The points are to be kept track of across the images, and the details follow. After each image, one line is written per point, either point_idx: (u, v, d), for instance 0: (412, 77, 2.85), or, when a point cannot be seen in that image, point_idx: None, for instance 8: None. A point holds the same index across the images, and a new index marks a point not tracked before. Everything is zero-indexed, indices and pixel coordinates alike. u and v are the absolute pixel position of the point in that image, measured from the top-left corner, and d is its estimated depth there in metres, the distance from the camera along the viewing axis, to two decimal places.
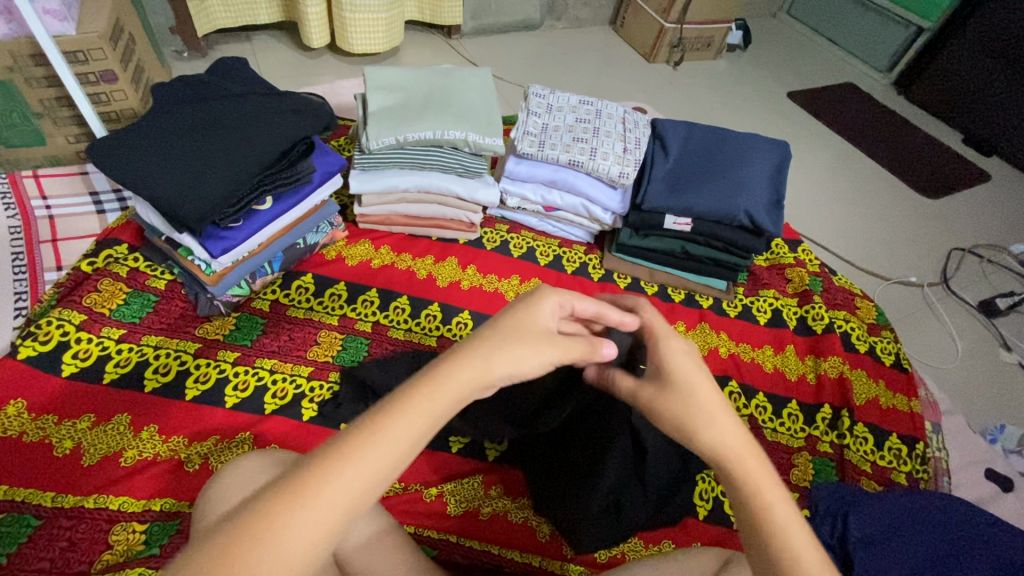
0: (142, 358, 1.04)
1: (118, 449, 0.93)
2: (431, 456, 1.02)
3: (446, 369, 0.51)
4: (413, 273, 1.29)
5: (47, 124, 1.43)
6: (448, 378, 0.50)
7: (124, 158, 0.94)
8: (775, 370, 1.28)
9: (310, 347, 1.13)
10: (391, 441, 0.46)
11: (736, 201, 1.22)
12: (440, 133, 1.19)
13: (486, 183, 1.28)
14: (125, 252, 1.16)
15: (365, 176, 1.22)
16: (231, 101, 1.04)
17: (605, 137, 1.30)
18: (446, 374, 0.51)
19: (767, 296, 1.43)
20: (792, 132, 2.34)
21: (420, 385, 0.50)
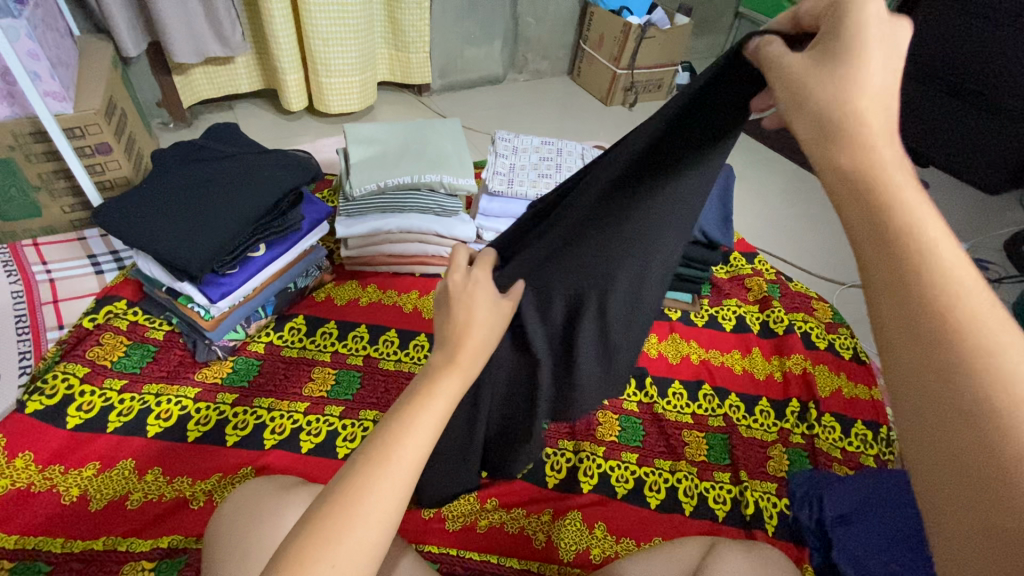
0: (143, 406, 1.09)
1: (125, 493, 0.97)
2: None
3: (430, 391, 0.52)
4: (400, 308, 1.37)
5: (44, 196, 1.51)
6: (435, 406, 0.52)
7: (136, 219, 1.04)
8: (743, 372, 1.38)
9: (306, 384, 1.19)
10: (422, 440, 0.49)
11: None
12: (418, 177, 1.30)
13: (462, 220, 1.40)
14: (124, 307, 1.23)
15: (349, 222, 1.32)
16: (225, 162, 1.15)
17: (566, 173, 1.45)
18: (447, 372, 0.54)
19: (729, 304, 1.55)
20: (742, 158, 2.55)
21: (398, 433, 0.49)
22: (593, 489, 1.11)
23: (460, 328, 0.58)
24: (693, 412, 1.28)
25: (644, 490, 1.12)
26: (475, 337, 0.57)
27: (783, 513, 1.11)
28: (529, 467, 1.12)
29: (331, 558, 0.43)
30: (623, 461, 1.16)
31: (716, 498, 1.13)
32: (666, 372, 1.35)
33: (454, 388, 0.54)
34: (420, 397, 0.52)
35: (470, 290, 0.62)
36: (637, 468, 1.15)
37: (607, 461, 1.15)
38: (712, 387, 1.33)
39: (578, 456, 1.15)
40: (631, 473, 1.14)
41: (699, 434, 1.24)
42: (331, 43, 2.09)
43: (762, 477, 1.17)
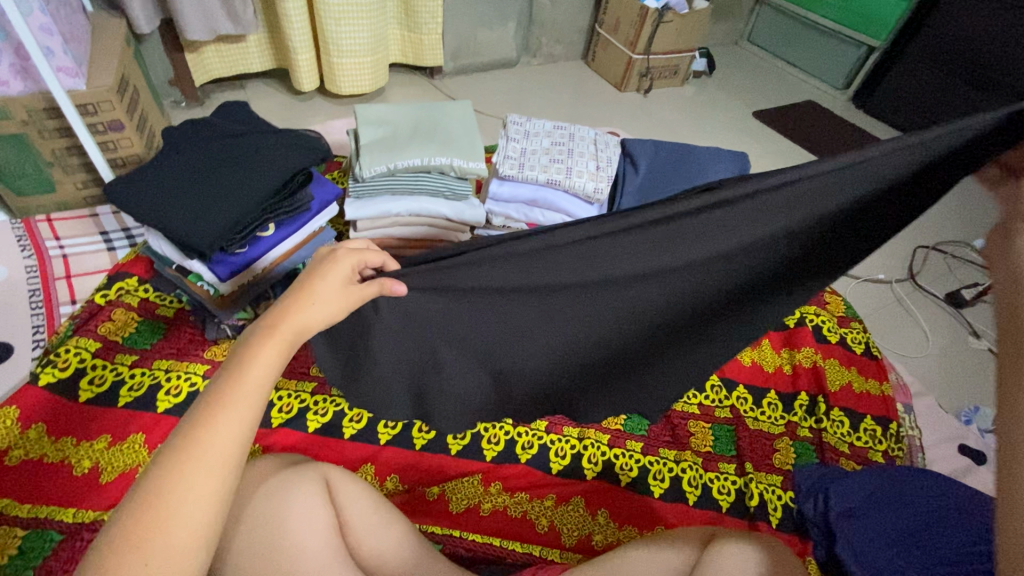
0: (153, 381, 1.10)
1: (135, 466, 0.98)
2: (432, 457, 1.08)
3: (256, 349, 0.55)
4: None
5: (57, 172, 1.52)
6: (263, 365, 0.54)
7: (148, 197, 1.04)
8: (753, 364, 1.36)
9: (312, 364, 1.19)
10: (240, 422, 0.50)
11: None
12: (428, 160, 1.29)
13: (472, 204, 1.39)
14: (135, 283, 1.24)
15: (359, 204, 1.31)
16: (235, 140, 1.13)
17: (578, 157, 1.42)
18: (268, 339, 0.56)
19: None
20: (757, 147, 2.50)
21: (225, 389, 0.51)
22: (597, 476, 1.11)
23: (286, 306, 0.59)
24: (700, 403, 1.27)
25: (648, 479, 1.12)
26: (304, 312, 0.59)
27: (787, 507, 1.12)
28: (534, 452, 1.11)
29: (190, 486, 0.46)
30: (628, 449, 1.16)
31: (720, 489, 1.12)
32: None
33: (277, 358, 0.56)
34: (238, 376, 0.52)
35: (322, 267, 0.64)
36: (642, 456, 1.15)
37: (612, 449, 1.15)
38: (720, 378, 1.32)
39: (583, 442, 1.15)
40: (636, 462, 1.14)
41: (705, 425, 1.23)
42: (344, 23, 2.06)
43: (768, 470, 1.17)
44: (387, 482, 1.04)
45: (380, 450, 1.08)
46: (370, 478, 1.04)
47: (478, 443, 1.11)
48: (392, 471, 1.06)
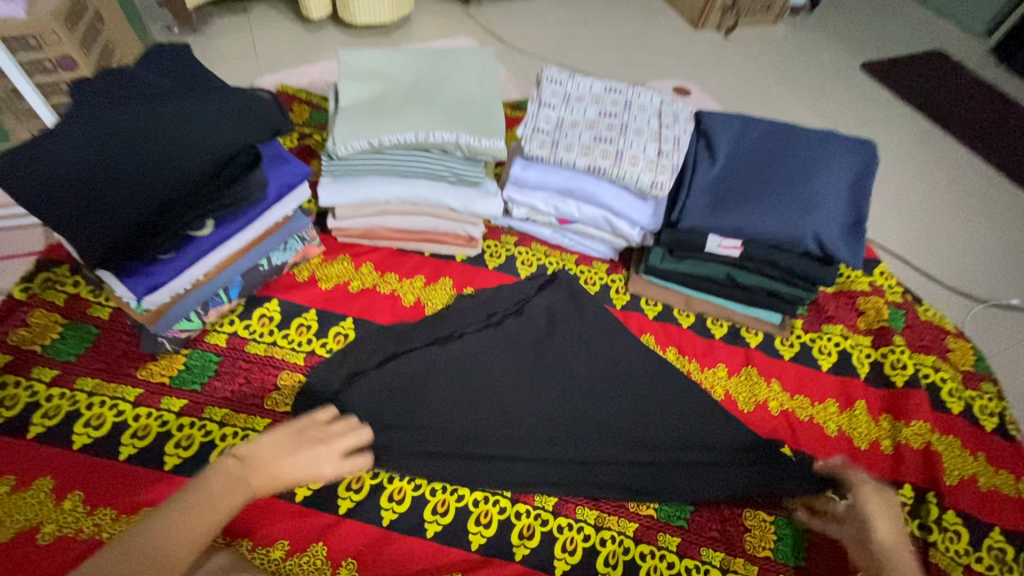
0: (72, 407, 0.89)
1: (30, 526, 0.77)
2: (401, 540, 0.85)
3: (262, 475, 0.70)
4: (398, 297, 1.09)
5: (8, 119, 1.28)
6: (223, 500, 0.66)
7: (45, 192, 0.73)
8: (838, 434, 1.03)
9: (269, 394, 0.95)
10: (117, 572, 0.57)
11: (806, 221, 0.97)
12: (424, 135, 0.94)
13: (486, 192, 1.05)
14: (66, 274, 1.01)
15: (336, 186, 1.00)
16: (157, 106, 0.81)
17: (634, 136, 1.04)
18: (222, 480, 0.67)
19: (832, 332, 1.16)
20: (866, 111, 1.97)
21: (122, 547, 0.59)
22: None
23: (299, 455, 0.73)
24: None
25: None
26: (299, 467, 0.72)
27: None
28: (534, 543, 0.87)
29: None
30: (659, 546, 0.89)
31: None
32: None
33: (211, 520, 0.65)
34: (181, 513, 0.63)
35: (346, 436, 0.77)
36: (675, 561, 0.88)
37: (637, 546, 0.88)
38: (793, 452, 1.00)
39: (599, 535, 0.88)
40: (668, 568, 0.87)
41: (767, 519, 0.93)
42: None
43: None
44: (340, 570, 0.81)
45: (338, 524, 0.85)
46: (317, 562, 0.81)
47: (463, 523, 0.87)
48: (348, 553, 0.83)
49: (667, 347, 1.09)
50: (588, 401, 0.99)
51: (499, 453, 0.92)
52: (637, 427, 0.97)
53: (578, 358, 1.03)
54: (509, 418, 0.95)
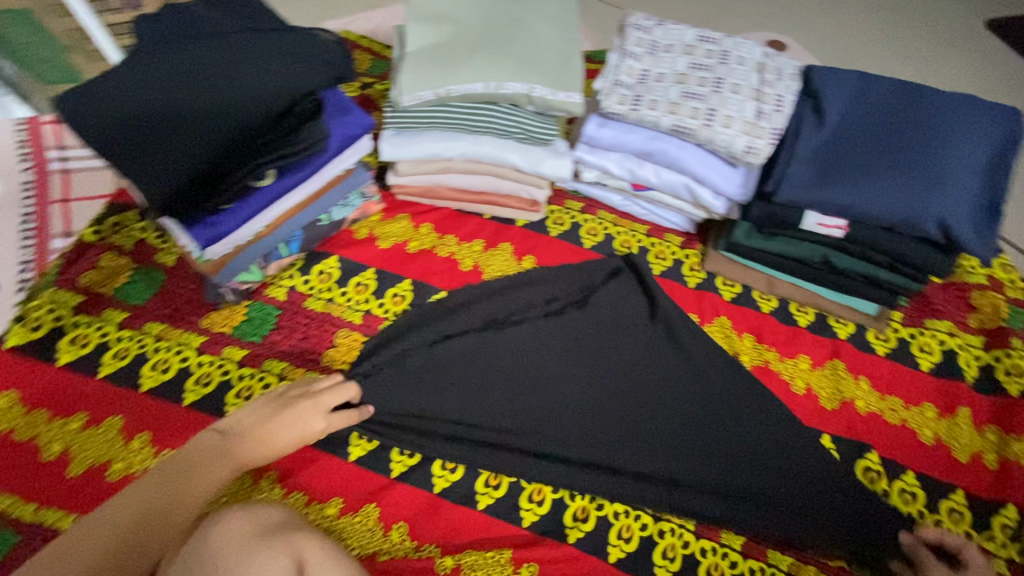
0: (140, 350, 0.91)
1: (105, 461, 0.82)
2: (452, 510, 0.83)
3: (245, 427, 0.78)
4: (456, 261, 1.04)
5: (78, 58, 1.28)
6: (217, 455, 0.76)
7: (114, 131, 0.72)
8: (934, 441, 0.92)
9: (326, 351, 0.94)
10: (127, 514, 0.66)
11: (929, 200, 0.83)
12: (495, 85, 0.86)
13: (557, 151, 0.97)
14: (133, 219, 1.02)
15: (399, 139, 0.94)
16: (217, 45, 0.76)
17: (729, 93, 0.91)
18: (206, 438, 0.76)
19: (936, 328, 1.03)
20: (991, 73, 1.70)
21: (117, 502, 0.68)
22: None
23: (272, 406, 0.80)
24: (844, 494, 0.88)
25: None
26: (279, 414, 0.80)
27: None
28: (588, 527, 0.83)
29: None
30: (722, 544, 0.83)
31: None
32: (814, 418, 0.93)
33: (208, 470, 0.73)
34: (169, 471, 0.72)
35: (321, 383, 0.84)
36: (739, 561, 0.82)
37: (699, 540, 0.83)
38: (880, 458, 0.90)
39: (657, 526, 0.84)
40: (730, 568, 0.81)
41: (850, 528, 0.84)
42: None
43: None
44: (391, 533, 0.81)
45: (391, 487, 0.84)
46: (370, 523, 0.81)
47: (516, 498, 0.84)
48: (400, 518, 0.82)
49: (744, 332, 1.00)
50: (652, 388, 0.92)
51: (555, 431, 0.88)
52: (700, 417, 0.90)
53: (642, 338, 0.97)
54: (565, 402, 0.91)
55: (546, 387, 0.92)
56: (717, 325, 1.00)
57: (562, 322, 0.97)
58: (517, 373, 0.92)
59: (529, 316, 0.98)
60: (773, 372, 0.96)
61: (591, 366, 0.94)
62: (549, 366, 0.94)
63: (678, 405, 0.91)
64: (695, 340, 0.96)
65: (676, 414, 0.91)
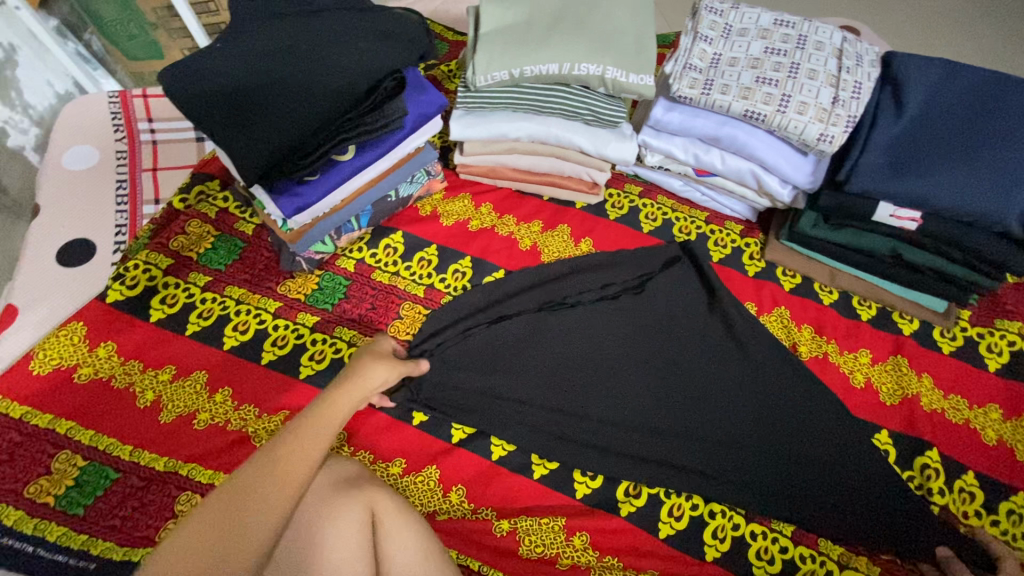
0: (223, 311, 0.98)
1: (192, 411, 0.89)
2: (508, 477, 0.87)
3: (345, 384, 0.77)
4: (515, 241, 1.06)
5: (163, 36, 1.35)
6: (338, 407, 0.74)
7: (214, 103, 0.76)
8: (999, 444, 0.90)
9: (391, 321, 0.98)
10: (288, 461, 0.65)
11: (1015, 195, 0.80)
12: (569, 67, 0.88)
13: (622, 135, 0.98)
14: (215, 188, 1.09)
15: (468, 118, 0.97)
16: (309, 24, 0.81)
17: (805, 79, 0.90)
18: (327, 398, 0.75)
19: (1007, 329, 0.99)
20: None
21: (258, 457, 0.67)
22: (721, 557, 0.82)
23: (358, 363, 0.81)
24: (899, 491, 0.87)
25: None
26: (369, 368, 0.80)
27: None
28: (639, 503, 0.85)
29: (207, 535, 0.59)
30: (772, 529, 0.84)
31: None
32: (872, 413, 0.92)
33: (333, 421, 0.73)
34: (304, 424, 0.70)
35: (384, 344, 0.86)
36: (789, 547, 0.83)
37: (749, 524, 0.84)
38: (940, 456, 0.89)
39: (708, 507, 0.85)
40: (780, 552, 0.82)
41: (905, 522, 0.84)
42: None
43: None
44: (450, 495, 0.85)
45: (450, 451, 0.88)
46: (431, 484, 0.86)
47: (570, 471, 0.87)
48: (459, 481, 0.86)
49: (802, 323, 0.99)
50: (707, 373, 0.93)
51: (609, 410, 0.90)
52: (755, 405, 0.91)
53: (699, 324, 0.97)
54: (620, 382, 0.93)
55: (603, 369, 0.94)
56: (775, 314, 1.00)
57: (618, 305, 0.99)
58: (574, 352, 0.95)
59: (586, 297, 0.99)
60: (831, 364, 0.95)
61: (647, 349, 0.95)
62: (606, 346, 0.96)
63: (734, 393, 0.92)
64: (753, 328, 0.96)
65: (731, 399, 0.91)
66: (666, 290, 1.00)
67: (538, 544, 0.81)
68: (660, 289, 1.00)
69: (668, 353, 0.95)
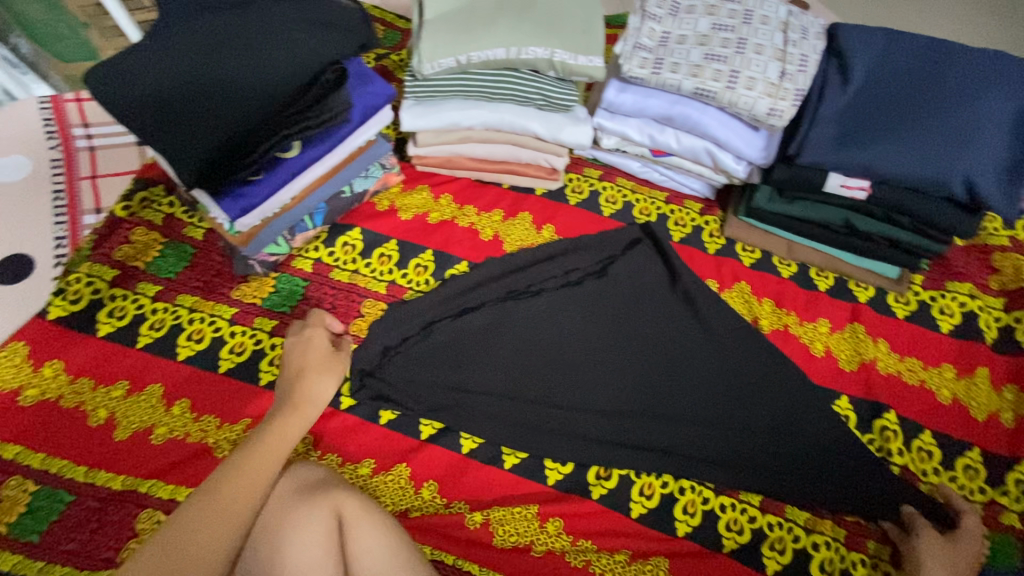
0: (175, 321, 0.94)
1: (148, 426, 0.86)
2: (479, 470, 0.86)
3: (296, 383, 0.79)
4: (476, 231, 1.05)
5: (95, 36, 1.28)
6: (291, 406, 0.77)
7: (144, 104, 0.73)
8: (953, 402, 0.93)
9: (352, 320, 0.96)
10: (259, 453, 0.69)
11: (956, 160, 0.82)
12: (516, 51, 0.86)
13: (577, 118, 0.97)
14: (161, 194, 1.04)
15: (419, 108, 0.95)
16: (242, 16, 0.77)
17: (753, 54, 0.90)
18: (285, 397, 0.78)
19: (957, 291, 1.02)
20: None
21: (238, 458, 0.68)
22: (692, 532, 0.83)
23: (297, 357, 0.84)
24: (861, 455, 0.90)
25: (762, 548, 0.83)
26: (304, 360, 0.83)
27: None
28: (610, 485, 0.86)
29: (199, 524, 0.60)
30: (741, 500, 0.86)
31: None
32: (832, 380, 0.94)
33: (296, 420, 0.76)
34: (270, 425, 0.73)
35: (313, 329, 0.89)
36: (757, 516, 0.85)
37: (718, 497, 0.86)
38: (898, 418, 0.92)
39: (678, 484, 0.86)
40: (749, 523, 0.84)
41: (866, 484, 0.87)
42: None
43: None
44: (421, 492, 0.84)
45: (420, 448, 0.87)
46: (401, 482, 0.85)
47: (541, 458, 0.87)
48: (430, 477, 0.85)
49: (762, 297, 1.01)
50: (672, 352, 0.94)
51: (577, 395, 0.90)
52: (720, 381, 0.92)
53: (663, 304, 0.98)
54: (587, 368, 0.93)
55: (569, 353, 0.94)
56: (736, 290, 1.01)
57: (582, 289, 0.98)
58: (540, 339, 0.94)
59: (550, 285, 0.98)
60: (792, 335, 0.97)
61: (612, 332, 0.96)
62: (570, 332, 0.96)
63: (698, 371, 0.93)
64: (714, 306, 0.97)
65: (696, 378, 0.92)
66: (629, 273, 1.00)
67: (512, 533, 0.81)
68: (622, 273, 1.00)
69: (632, 335, 0.95)
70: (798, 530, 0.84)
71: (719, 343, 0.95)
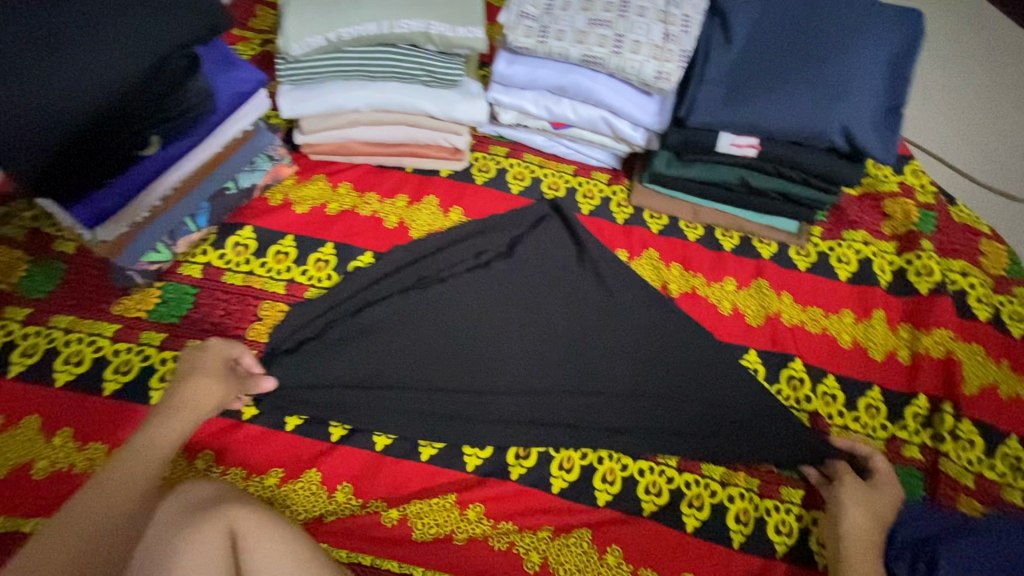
0: (50, 345, 0.86)
1: (27, 461, 0.79)
2: (395, 464, 0.84)
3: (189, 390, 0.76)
4: (379, 219, 1.00)
5: None
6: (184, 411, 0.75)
7: None
8: (853, 345, 0.97)
9: (250, 325, 0.90)
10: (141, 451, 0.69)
11: (833, 111, 0.84)
12: (388, 26, 0.82)
13: (468, 93, 0.93)
14: (22, 207, 0.95)
15: (298, 93, 0.90)
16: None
17: (636, 17, 0.88)
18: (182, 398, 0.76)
19: (853, 239, 1.06)
20: None
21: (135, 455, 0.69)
22: (613, 500, 0.84)
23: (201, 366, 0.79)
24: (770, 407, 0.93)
25: (681, 507, 0.84)
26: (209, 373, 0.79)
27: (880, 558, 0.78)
28: (530, 463, 0.85)
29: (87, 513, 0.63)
30: (659, 462, 0.87)
31: (778, 527, 0.84)
32: (740, 336, 0.96)
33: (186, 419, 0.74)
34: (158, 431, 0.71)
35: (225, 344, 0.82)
36: (675, 476, 0.86)
37: (637, 462, 0.86)
38: (803, 366, 0.95)
39: (597, 454, 0.86)
40: (667, 483, 0.85)
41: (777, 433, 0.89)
42: None
43: None
44: (335, 494, 0.81)
45: (331, 450, 0.84)
46: (313, 487, 0.81)
47: (459, 445, 0.85)
48: (344, 478, 0.82)
49: (671, 262, 1.02)
50: (585, 325, 0.94)
51: (491, 378, 0.89)
52: (633, 349, 0.93)
53: (573, 277, 0.97)
54: (500, 349, 0.91)
55: (481, 338, 0.92)
56: (645, 258, 1.01)
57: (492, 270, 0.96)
58: (450, 325, 0.92)
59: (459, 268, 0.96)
60: (700, 297, 0.99)
61: (523, 311, 0.94)
62: (482, 315, 0.93)
63: (611, 341, 0.93)
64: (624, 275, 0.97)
65: (609, 348, 0.93)
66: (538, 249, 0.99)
67: (432, 524, 0.80)
68: (532, 250, 0.99)
69: (545, 312, 0.94)
70: (714, 485, 0.86)
71: (630, 310, 0.95)
